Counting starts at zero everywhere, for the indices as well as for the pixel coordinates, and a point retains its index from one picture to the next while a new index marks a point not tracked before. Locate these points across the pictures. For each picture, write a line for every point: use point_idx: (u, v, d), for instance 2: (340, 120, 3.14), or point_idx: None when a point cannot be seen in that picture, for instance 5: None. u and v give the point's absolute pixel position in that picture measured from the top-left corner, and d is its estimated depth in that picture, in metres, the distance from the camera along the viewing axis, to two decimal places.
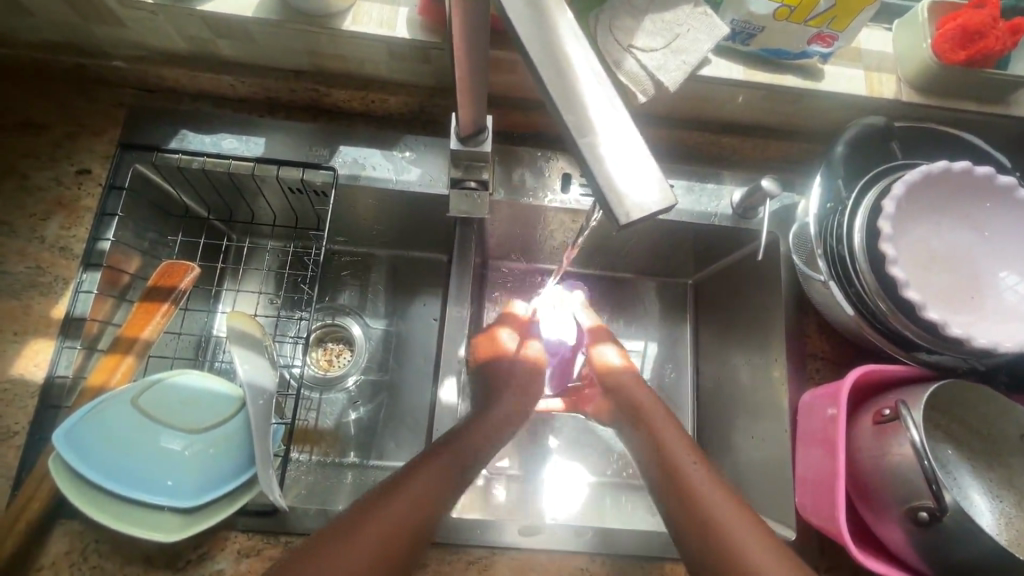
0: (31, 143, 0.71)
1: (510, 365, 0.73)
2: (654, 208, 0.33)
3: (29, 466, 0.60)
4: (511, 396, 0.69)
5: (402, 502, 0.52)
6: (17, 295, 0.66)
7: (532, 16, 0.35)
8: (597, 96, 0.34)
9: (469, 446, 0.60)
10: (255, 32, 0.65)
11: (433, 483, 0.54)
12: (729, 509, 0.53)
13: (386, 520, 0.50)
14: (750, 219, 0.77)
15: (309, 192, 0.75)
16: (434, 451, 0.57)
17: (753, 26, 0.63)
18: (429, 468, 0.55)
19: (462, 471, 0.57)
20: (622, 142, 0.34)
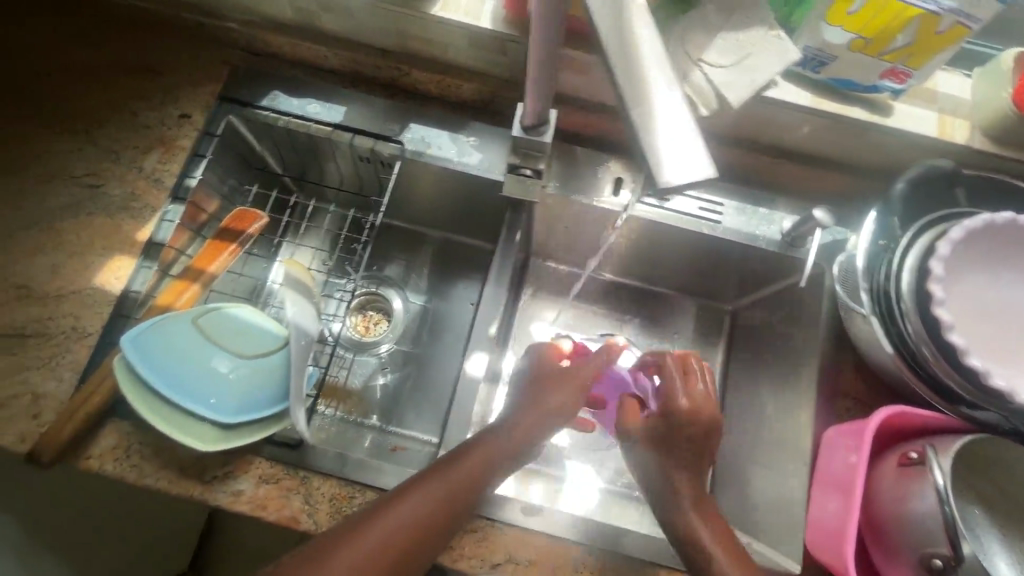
0: (143, 85, 0.79)
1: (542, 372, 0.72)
2: (697, 180, 0.35)
3: (96, 365, 0.67)
4: (528, 414, 0.67)
5: (417, 498, 0.57)
6: (111, 215, 0.74)
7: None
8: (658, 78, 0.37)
9: (453, 480, 0.59)
10: (354, 8, 0.71)
11: (410, 518, 0.56)
12: (720, 533, 0.62)
13: (419, 502, 0.57)
14: (798, 248, 0.77)
15: (375, 162, 0.81)
16: (488, 433, 0.64)
17: (826, 54, 0.64)
18: (481, 447, 0.62)
19: (435, 514, 0.57)
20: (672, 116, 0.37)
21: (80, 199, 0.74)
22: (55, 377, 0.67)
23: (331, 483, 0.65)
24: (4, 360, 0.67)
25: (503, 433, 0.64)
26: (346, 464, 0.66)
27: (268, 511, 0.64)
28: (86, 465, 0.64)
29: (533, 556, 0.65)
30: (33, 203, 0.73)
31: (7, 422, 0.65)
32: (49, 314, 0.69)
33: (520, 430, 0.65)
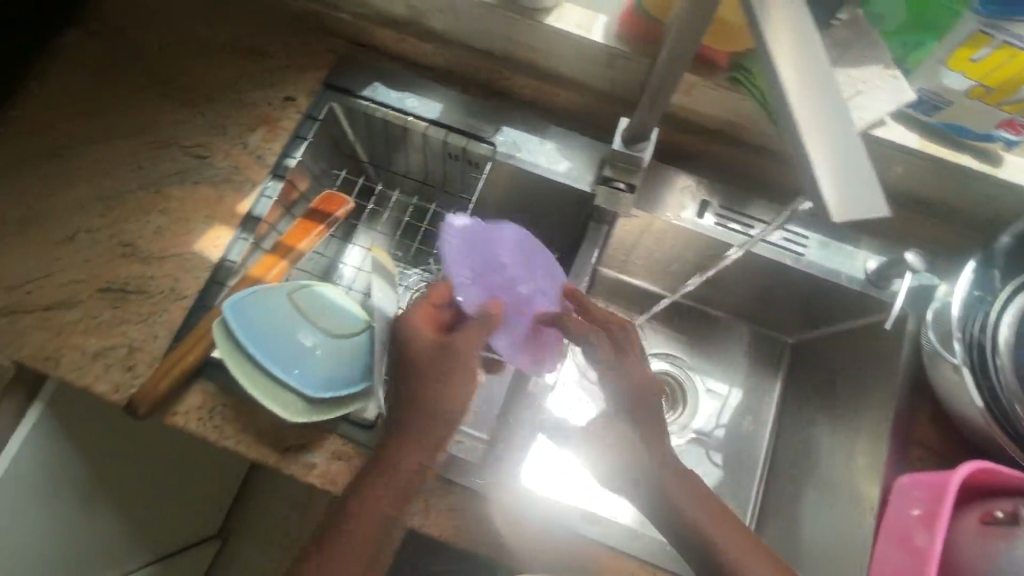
0: (255, 65, 0.83)
1: (417, 358, 0.61)
2: (862, 216, 0.34)
3: (191, 327, 0.71)
4: (425, 412, 0.60)
5: (383, 479, 0.59)
6: (214, 186, 0.77)
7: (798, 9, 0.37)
8: (820, 108, 0.36)
9: (408, 456, 0.59)
10: (470, 11, 0.74)
11: (386, 492, 0.59)
12: (704, 501, 0.63)
13: (390, 477, 0.59)
14: (882, 288, 0.76)
15: (464, 160, 0.82)
16: (408, 402, 0.60)
17: (942, 98, 0.65)
18: (416, 414, 0.60)
19: (384, 519, 0.59)
20: (841, 151, 0.35)
21: (188, 167, 0.78)
22: (151, 333, 0.70)
23: None
24: (106, 312, 0.71)
25: (412, 434, 0.60)
26: None
27: (337, 486, 0.66)
28: (173, 421, 0.67)
29: (591, 563, 0.66)
30: (145, 167, 0.77)
31: (105, 370, 0.69)
32: (151, 274, 0.73)
33: (429, 427, 0.60)
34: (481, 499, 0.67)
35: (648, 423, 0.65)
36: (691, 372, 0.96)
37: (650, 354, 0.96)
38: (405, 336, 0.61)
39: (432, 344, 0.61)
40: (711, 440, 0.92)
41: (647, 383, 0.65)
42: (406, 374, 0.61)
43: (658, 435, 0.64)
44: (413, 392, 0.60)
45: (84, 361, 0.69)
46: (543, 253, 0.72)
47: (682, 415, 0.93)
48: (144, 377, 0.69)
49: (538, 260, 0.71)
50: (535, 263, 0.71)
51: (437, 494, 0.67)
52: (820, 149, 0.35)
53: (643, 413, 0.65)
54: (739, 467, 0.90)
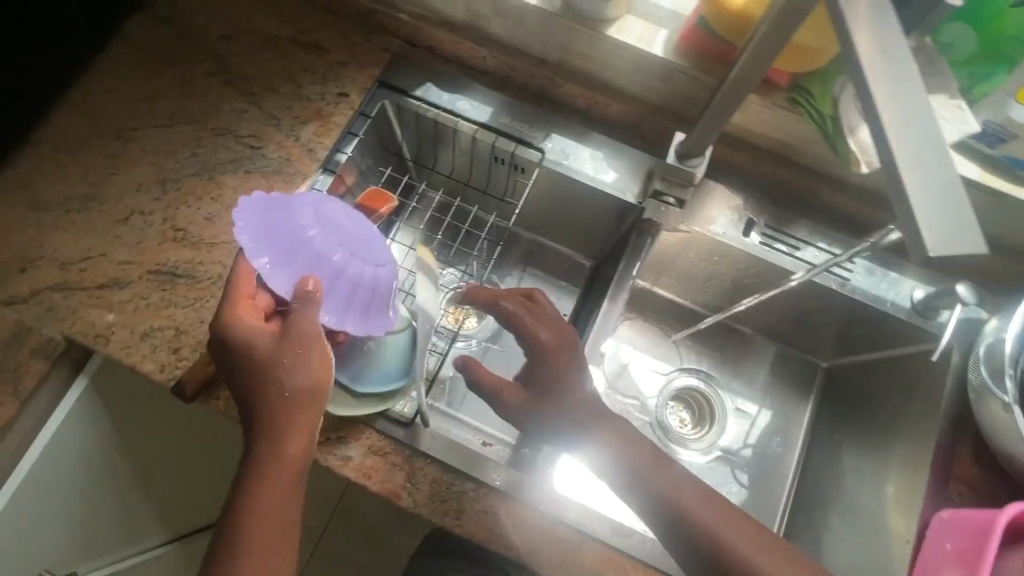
0: (312, 60, 0.84)
1: (257, 357, 0.55)
2: (958, 256, 0.32)
3: None
4: (285, 403, 0.54)
5: (267, 484, 0.52)
6: (266, 176, 0.79)
7: (897, 47, 0.37)
8: (916, 129, 0.35)
9: (286, 453, 0.53)
10: (531, 19, 0.74)
11: (275, 494, 0.52)
12: (692, 487, 0.59)
13: (271, 480, 0.53)
14: (930, 320, 0.77)
15: (510, 165, 0.83)
16: (260, 399, 0.54)
17: (1008, 131, 0.62)
18: (268, 408, 0.54)
19: (287, 502, 0.53)
20: (937, 184, 0.34)
21: (242, 157, 0.79)
22: (198, 317, 0.72)
23: (432, 467, 0.68)
24: (156, 294, 0.72)
25: (278, 425, 0.54)
26: (452, 449, 0.68)
27: (371, 481, 0.67)
28: (216, 405, 0.68)
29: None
30: (201, 154, 0.79)
31: (151, 351, 0.70)
32: (201, 259, 0.74)
33: (295, 414, 0.54)
34: (514, 503, 0.67)
35: (572, 383, 0.62)
36: (720, 390, 0.95)
37: (680, 368, 0.96)
38: (237, 339, 0.55)
39: (257, 333, 0.55)
40: (738, 459, 0.91)
41: (577, 349, 0.64)
42: (258, 378, 0.55)
43: (582, 395, 0.62)
44: (269, 387, 0.54)
45: (131, 340, 0.70)
46: (349, 215, 0.67)
47: (711, 432, 0.92)
48: (189, 360, 0.70)
49: (348, 227, 0.67)
50: (334, 225, 0.66)
51: (470, 495, 0.67)
52: (913, 180, 0.34)
53: (554, 372, 0.62)
54: (765, 489, 0.90)
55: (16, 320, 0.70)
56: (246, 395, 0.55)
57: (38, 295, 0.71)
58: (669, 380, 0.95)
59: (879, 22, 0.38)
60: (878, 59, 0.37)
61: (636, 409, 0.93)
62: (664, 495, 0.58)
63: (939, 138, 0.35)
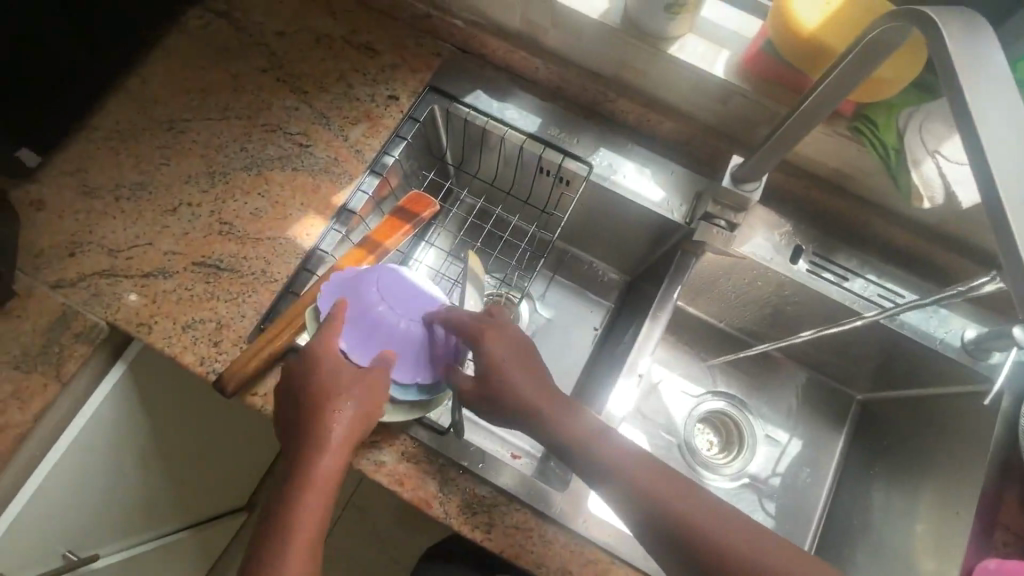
0: (365, 63, 0.85)
1: (325, 377, 0.59)
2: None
3: (278, 312, 0.72)
4: (339, 420, 0.56)
5: (309, 496, 0.53)
6: (313, 174, 0.79)
7: (1004, 98, 0.36)
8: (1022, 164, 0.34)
9: (331, 465, 0.55)
10: (589, 32, 0.74)
11: (314, 507, 0.53)
12: (688, 491, 0.55)
13: (312, 492, 0.53)
14: (981, 360, 0.74)
15: (555, 177, 0.82)
16: (318, 412, 0.56)
17: None
18: (322, 421, 0.56)
19: (321, 517, 0.53)
20: None
21: (290, 154, 0.80)
22: (239, 312, 0.72)
23: (464, 478, 0.67)
24: (199, 286, 0.73)
25: (328, 440, 0.55)
26: (485, 460, 0.67)
27: (403, 488, 0.66)
28: (252, 401, 0.68)
29: None
30: (251, 149, 0.80)
31: (192, 343, 0.70)
32: (245, 254, 0.75)
33: (345, 432, 0.56)
34: (546, 521, 0.67)
35: (514, 377, 0.60)
36: (751, 417, 0.93)
37: (710, 391, 0.94)
38: (317, 361, 0.59)
39: (336, 363, 0.60)
40: (767, 487, 0.89)
41: (522, 344, 0.63)
42: (318, 393, 0.58)
43: (536, 386, 0.61)
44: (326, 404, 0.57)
45: (173, 331, 0.71)
46: (411, 282, 0.69)
47: (739, 458, 0.91)
48: (229, 354, 0.70)
49: (415, 296, 0.68)
50: (400, 291, 0.68)
51: (501, 510, 0.67)
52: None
53: (507, 368, 0.61)
54: (793, 521, 0.88)
55: (63, 303, 0.71)
56: (304, 409, 0.57)
57: (86, 280, 0.72)
58: (698, 403, 0.94)
59: (977, 76, 0.37)
60: (984, 113, 0.36)
61: (663, 430, 0.91)
62: (655, 500, 0.55)
63: None
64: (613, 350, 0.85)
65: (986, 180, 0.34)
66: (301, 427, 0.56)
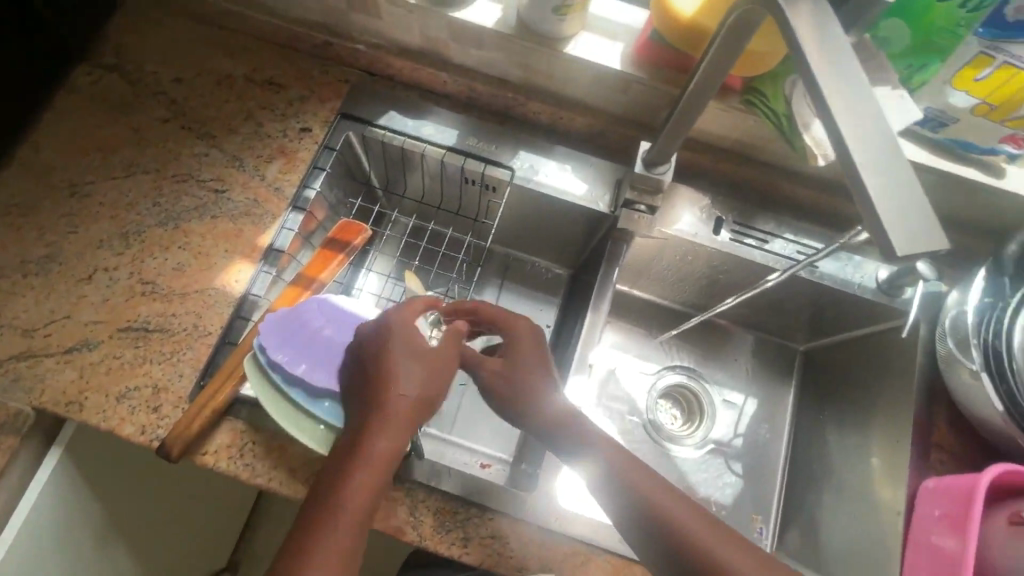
0: (272, 98, 0.83)
1: (392, 357, 0.57)
2: (923, 254, 0.35)
3: (217, 364, 0.70)
4: (402, 400, 0.55)
5: (359, 477, 0.51)
6: (234, 219, 0.77)
7: (843, 67, 0.40)
8: (864, 124, 0.38)
9: (385, 446, 0.53)
10: (487, 42, 0.75)
11: (359, 491, 0.50)
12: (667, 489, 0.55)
13: (359, 475, 0.51)
14: (896, 297, 0.80)
15: (480, 185, 0.83)
16: (384, 390, 0.55)
17: (948, 116, 0.67)
18: (384, 400, 0.55)
19: (366, 503, 0.50)
20: (898, 179, 0.36)
21: (207, 202, 0.78)
22: (176, 372, 0.69)
23: (434, 498, 0.67)
24: (129, 352, 0.70)
25: (388, 417, 0.54)
26: (450, 475, 0.67)
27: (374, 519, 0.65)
28: (203, 461, 0.65)
29: None
30: (165, 202, 0.77)
31: (129, 413, 0.67)
32: (173, 311, 0.72)
33: (405, 412, 0.54)
34: (520, 524, 0.67)
35: (535, 369, 0.63)
36: (707, 384, 0.97)
37: (666, 367, 0.98)
38: (385, 342, 0.58)
39: (406, 349, 0.58)
40: (731, 449, 0.93)
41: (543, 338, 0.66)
42: (382, 370, 0.56)
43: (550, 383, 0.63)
44: (390, 384, 0.55)
45: (107, 403, 0.67)
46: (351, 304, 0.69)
47: (700, 425, 0.94)
48: (170, 417, 0.67)
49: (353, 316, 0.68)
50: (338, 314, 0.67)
51: (475, 521, 0.67)
52: (876, 187, 0.36)
53: (524, 360, 0.64)
54: (759, 477, 0.92)
55: None
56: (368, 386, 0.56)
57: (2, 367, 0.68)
58: (656, 380, 0.97)
59: (820, 47, 0.40)
60: (828, 81, 0.39)
61: (627, 412, 0.94)
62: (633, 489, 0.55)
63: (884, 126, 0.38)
64: (564, 345, 0.86)
65: (838, 140, 0.37)
66: (363, 405, 0.55)
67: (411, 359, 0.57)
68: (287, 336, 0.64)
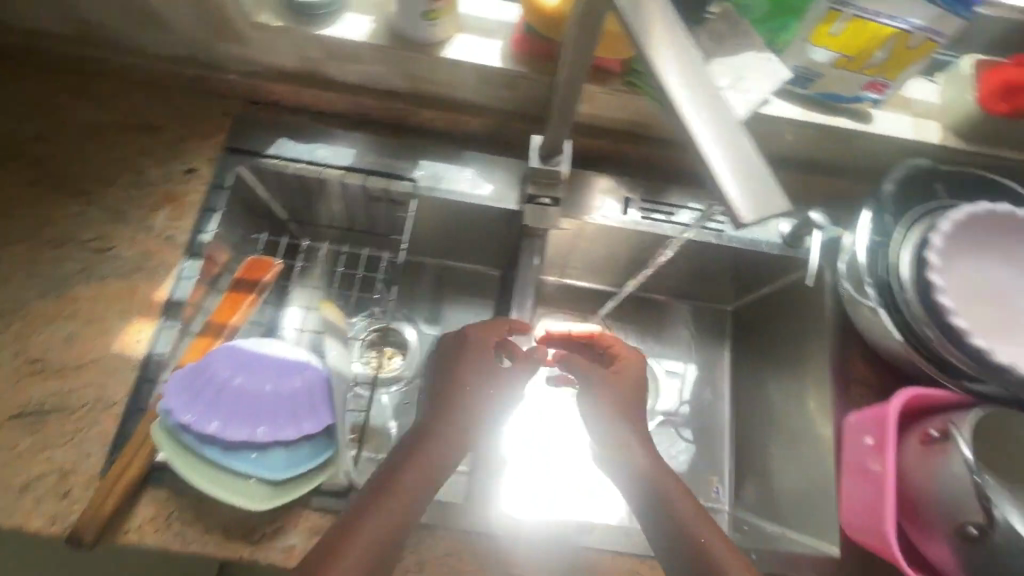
0: (149, 142, 0.78)
1: (462, 364, 0.67)
2: (772, 215, 0.38)
3: (127, 435, 0.65)
4: (464, 399, 0.66)
5: (413, 468, 0.60)
6: (126, 276, 0.72)
7: (678, 51, 0.42)
8: (702, 104, 0.41)
9: (439, 444, 0.62)
10: (363, 54, 0.73)
11: (409, 482, 0.59)
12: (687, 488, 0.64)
13: (414, 469, 0.60)
14: (798, 248, 0.84)
15: (387, 201, 0.80)
16: (451, 387, 0.66)
17: (812, 71, 0.71)
18: (450, 398, 0.65)
19: (416, 495, 0.59)
20: (737, 152, 0.40)
21: (93, 263, 0.72)
22: (82, 451, 0.64)
23: None
24: (26, 439, 0.64)
25: (450, 413, 0.64)
26: None
27: None
28: (126, 540, 0.61)
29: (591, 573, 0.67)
30: (44, 272, 0.71)
31: (36, 504, 0.62)
32: (71, 386, 0.67)
33: (464, 412, 0.65)
34: (475, 536, 0.67)
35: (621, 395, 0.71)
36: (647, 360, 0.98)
37: None
38: (467, 350, 0.68)
39: (481, 363, 0.68)
40: (679, 417, 0.95)
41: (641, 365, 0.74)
42: (457, 371, 0.67)
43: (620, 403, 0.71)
44: (458, 386, 0.66)
45: (7, 500, 0.62)
46: (261, 347, 0.66)
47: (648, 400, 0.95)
48: (82, 502, 0.62)
49: (265, 360, 0.65)
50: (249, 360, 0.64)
51: (428, 543, 0.66)
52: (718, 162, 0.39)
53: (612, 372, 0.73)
54: (709, 440, 0.95)
55: None
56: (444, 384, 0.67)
57: None
58: None
59: (654, 33, 0.43)
60: (669, 69, 0.41)
61: None
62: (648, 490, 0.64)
63: (720, 105, 0.41)
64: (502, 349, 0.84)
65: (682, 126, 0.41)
66: (437, 401, 0.66)
67: (483, 376, 0.67)
68: (193, 393, 0.60)
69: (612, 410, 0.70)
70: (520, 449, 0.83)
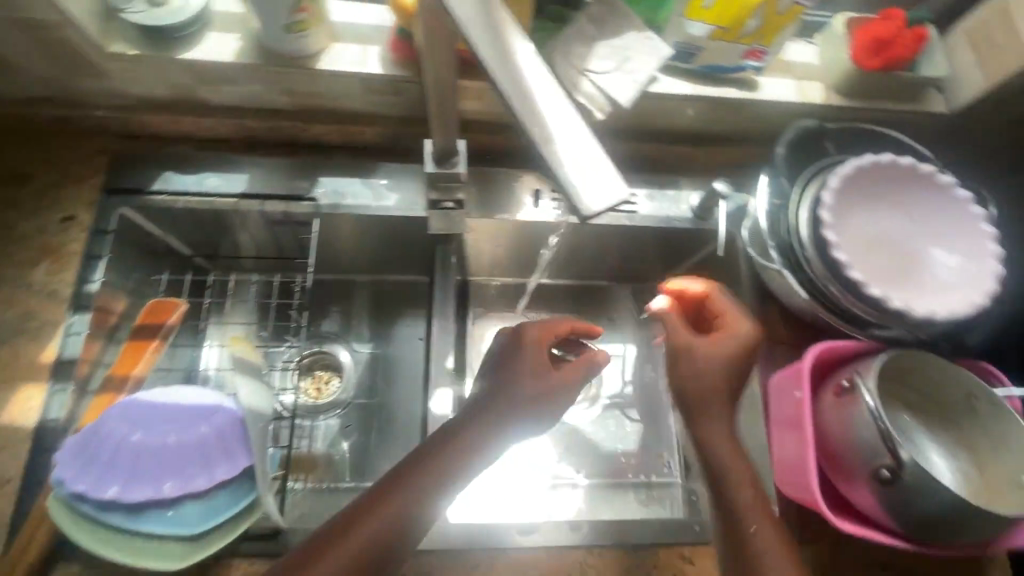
0: (16, 194, 0.73)
1: (519, 361, 0.58)
2: (614, 204, 0.39)
3: (27, 512, 0.61)
4: (514, 403, 0.56)
5: (424, 475, 0.52)
6: (9, 342, 0.67)
7: (507, 44, 0.40)
8: (538, 100, 0.40)
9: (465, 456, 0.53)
10: (236, 75, 0.70)
11: (413, 494, 0.51)
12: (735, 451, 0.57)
13: (422, 480, 0.52)
14: (709, 219, 0.82)
15: (291, 224, 0.77)
16: (499, 388, 0.57)
17: (693, 46, 0.71)
18: (491, 400, 0.56)
19: (420, 510, 0.51)
20: (576, 145, 0.40)
21: None
22: None
23: None
24: None
25: (491, 417, 0.55)
26: None
27: None
28: None
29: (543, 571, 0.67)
30: None
31: None
32: None
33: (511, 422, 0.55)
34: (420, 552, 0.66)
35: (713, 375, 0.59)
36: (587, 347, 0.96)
37: None
38: (528, 343, 0.59)
39: (543, 362, 0.58)
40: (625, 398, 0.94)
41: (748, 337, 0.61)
42: (510, 367, 0.58)
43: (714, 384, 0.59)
44: (506, 385, 0.57)
45: None
46: (162, 397, 0.62)
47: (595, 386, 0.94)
48: None
49: (166, 410, 0.61)
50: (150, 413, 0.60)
51: None
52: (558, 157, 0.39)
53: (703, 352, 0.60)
54: (657, 419, 0.93)
55: None
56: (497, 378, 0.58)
57: None
58: None
59: (478, 24, 0.40)
60: (499, 64, 0.40)
61: None
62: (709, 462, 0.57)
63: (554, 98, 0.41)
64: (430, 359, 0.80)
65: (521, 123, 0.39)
66: (488, 396, 0.56)
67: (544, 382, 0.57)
68: (90, 457, 0.57)
69: (702, 395, 0.59)
70: (514, 468, 0.87)
